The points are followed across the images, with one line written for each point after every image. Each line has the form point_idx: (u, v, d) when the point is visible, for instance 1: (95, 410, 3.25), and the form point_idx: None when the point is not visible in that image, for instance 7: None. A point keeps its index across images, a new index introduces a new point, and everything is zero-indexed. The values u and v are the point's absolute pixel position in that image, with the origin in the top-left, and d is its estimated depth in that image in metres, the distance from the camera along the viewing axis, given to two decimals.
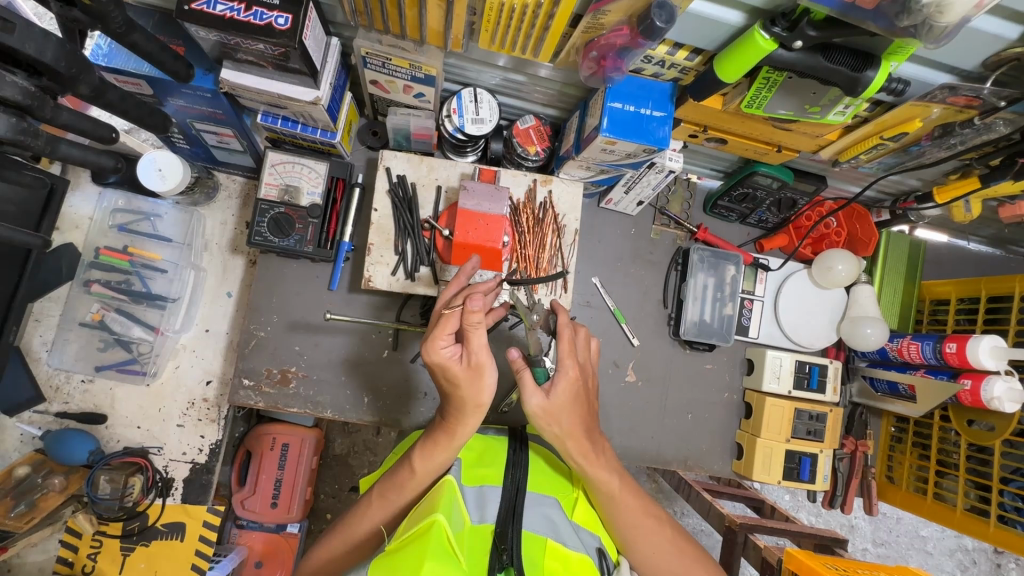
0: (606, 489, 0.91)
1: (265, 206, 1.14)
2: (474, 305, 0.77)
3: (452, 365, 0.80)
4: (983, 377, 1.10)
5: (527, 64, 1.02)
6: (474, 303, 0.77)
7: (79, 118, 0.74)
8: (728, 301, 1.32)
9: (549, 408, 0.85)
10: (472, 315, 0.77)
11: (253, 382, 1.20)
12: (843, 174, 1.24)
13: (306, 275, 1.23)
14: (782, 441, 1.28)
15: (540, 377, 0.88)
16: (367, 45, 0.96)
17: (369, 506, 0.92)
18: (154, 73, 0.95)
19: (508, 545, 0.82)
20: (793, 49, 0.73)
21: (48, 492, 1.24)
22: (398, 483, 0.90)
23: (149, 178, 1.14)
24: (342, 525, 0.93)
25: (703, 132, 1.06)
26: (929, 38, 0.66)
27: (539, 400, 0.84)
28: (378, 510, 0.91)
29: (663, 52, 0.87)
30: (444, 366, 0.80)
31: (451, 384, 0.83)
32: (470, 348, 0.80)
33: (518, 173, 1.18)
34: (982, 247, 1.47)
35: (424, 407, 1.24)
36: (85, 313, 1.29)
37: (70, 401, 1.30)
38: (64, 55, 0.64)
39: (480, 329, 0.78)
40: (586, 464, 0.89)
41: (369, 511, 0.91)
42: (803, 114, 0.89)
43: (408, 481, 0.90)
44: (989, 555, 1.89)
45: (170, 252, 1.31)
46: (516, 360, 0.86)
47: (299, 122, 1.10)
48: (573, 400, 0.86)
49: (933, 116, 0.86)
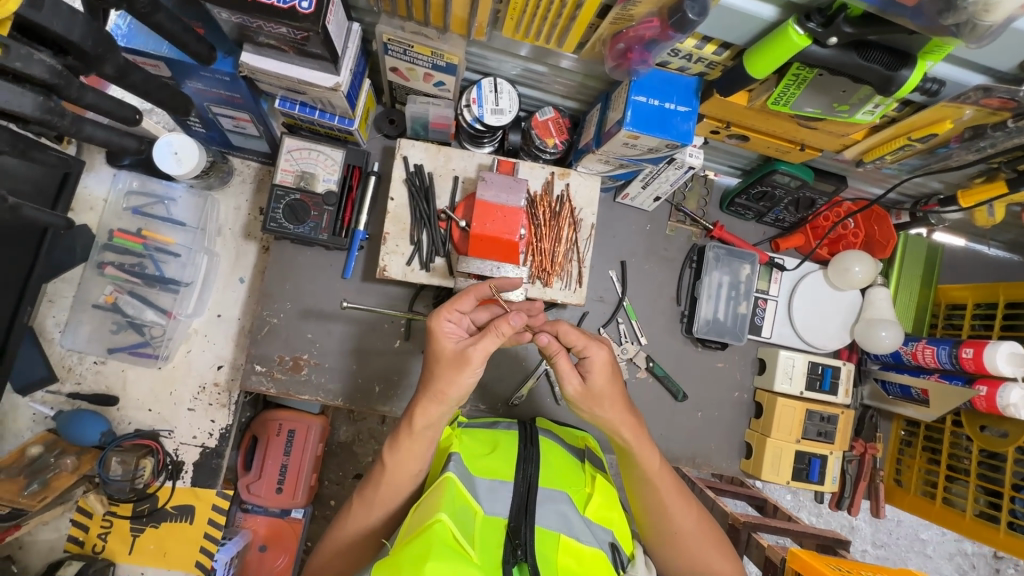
0: (645, 468, 0.94)
1: (281, 193, 1.14)
2: (512, 320, 0.83)
3: (447, 340, 0.87)
4: (999, 384, 1.10)
5: (550, 54, 1.01)
6: (512, 319, 0.83)
7: (103, 100, 0.73)
8: (742, 299, 1.31)
9: (587, 391, 0.90)
10: (505, 324, 0.83)
11: (265, 369, 1.20)
12: (864, 175, 1.22)
13: (320, 263, 1.23)
14: (792, 442, 1.28)
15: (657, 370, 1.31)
16: (390, 32, 0.94)
17: (353, 507, 0.92)
18: (173, 55, 0.94)
19: (522, 541, 0.84)
20: (828, 45, 0.72)
21: (59, 472, 1.24)
22: (386, 483, 0.91)
23: (165, 161, 1.13)
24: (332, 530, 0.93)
25: (725, 128, 1.04)
26: (970, 37, 0.64)
27: (574, 383, 0.90)
28: (387, 494, 0.91)
29: (691, 46, 0.85)
30: (439, 337, 0.87)
31: (433, 357, 0.87)
32: (476, 343, 0.84)
33: (536, 165, 1.17)
34: (999, 252, 1.45)
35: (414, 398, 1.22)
36: (98, 295, 1.29)
37: (82, 381, 1.30)
38: (91, 33, 0.63)
39: (497, 338, 0.83)
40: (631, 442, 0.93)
41: (354, 511, 0.92)
42: (830, 112, 0.87)
43: (386, 474, 0.90)
44: (988, 559, 1.89)
45: (183, 236, 1.31)
46: (549, 344, 0.88)
47: (318, 109, 1.09)
48: (611, 382, 0.90)
49: (964, 117, 0.85)
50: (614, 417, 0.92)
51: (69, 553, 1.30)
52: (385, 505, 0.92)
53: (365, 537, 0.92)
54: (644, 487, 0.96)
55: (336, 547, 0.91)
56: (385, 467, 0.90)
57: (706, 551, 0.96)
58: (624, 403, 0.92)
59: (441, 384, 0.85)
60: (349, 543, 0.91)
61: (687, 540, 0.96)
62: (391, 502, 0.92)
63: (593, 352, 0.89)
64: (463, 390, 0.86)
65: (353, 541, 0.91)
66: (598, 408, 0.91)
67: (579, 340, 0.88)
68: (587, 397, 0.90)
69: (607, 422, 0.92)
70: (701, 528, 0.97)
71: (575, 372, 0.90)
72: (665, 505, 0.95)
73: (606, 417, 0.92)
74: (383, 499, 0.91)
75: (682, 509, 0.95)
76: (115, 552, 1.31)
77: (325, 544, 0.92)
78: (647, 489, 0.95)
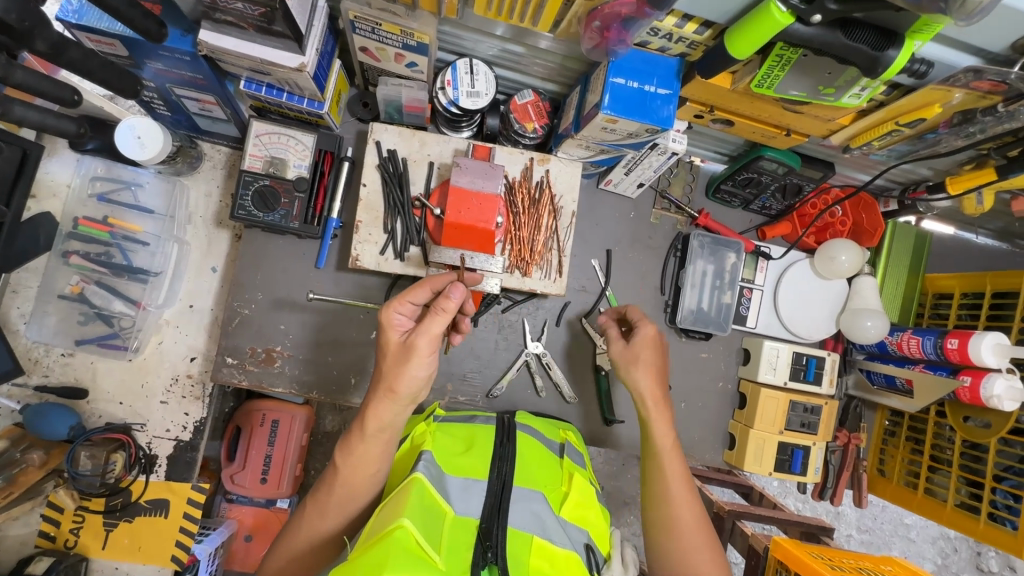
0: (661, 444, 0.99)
1: (249, 178, 1.10)
2: (453, 295, 0.80)
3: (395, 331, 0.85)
4: (983, 374, 1.09)
5: (526, 34, 0.96)
6: (452, 292, 0.80)
7: (40, 79, 0.68)
8: (727, 289, 1.29)
9: (629, 351, 1.03)
10: (445, 302, 0.80)
11: (237, 361, 1.17)
12: (852, 161, 1.19)
13: (293, 251, 1.19)
14: (776, 433, 1.27)
15: None
16: (356, 8, 0.89)
17: (308, 509, 0.88)
18: (128, 33, 0.90)
19: (493, 543, 0.82)
20: (811, 23, 0.68)
21: (26, 467, 1.19)
22: (355, 485, 0.87)
23: (127, 146, 1.09)
24: (295, 526, 0.88)
25: (709, 112, 1.01)
26: (960, 13, 0.60)
27: (620, 346, 1.04)
28: (352, 502, 0.88)
29: (671, 24, 0.81)
30: (388, 330, 0.85)
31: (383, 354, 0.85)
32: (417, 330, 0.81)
33: (514, 151, 1.13)
34: (989, 240, 1.43)
35: None
36: (63, 285, 1.24)
37: (50, 374, 1.27)
38: (17, 6, 0.58)
39: (441, 316, 0.80)
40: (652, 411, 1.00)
41: (310, 511, 0.88)
42: (816, 95, 0.84)
43: (352, 479, 0.87)
44: (971, 544, 1.90)
45: (152, 224, 1.26)
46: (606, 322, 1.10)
47: (285, 91, 1.05)
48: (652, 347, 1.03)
49: (953, 101, 0.82)
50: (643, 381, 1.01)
51: (40, 549, 1.27)
52: (352, 509, 0.88)
53: (323, 541, 0.88)
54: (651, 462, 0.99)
55: (287, 554, 0.87)
56: (339, 469, 0.87)
57: (698, 550, 0.94)
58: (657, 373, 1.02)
59: (390, 379, 0.82)
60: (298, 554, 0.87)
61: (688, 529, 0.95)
62: (355, 501, 0.88)
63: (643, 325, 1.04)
64: (414, 382, 0.82)
65: (311, 545, 0.87)
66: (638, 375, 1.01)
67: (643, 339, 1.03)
68: (626, 357, 1.03)
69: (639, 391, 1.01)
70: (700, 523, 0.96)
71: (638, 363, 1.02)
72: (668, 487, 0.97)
73: (643, 388, 1.01)
74: (344, 500, 0.87)
75: (685, 496, 0.96)
76: (89, 547, 1.29)
77: (280, 548, 0.88)
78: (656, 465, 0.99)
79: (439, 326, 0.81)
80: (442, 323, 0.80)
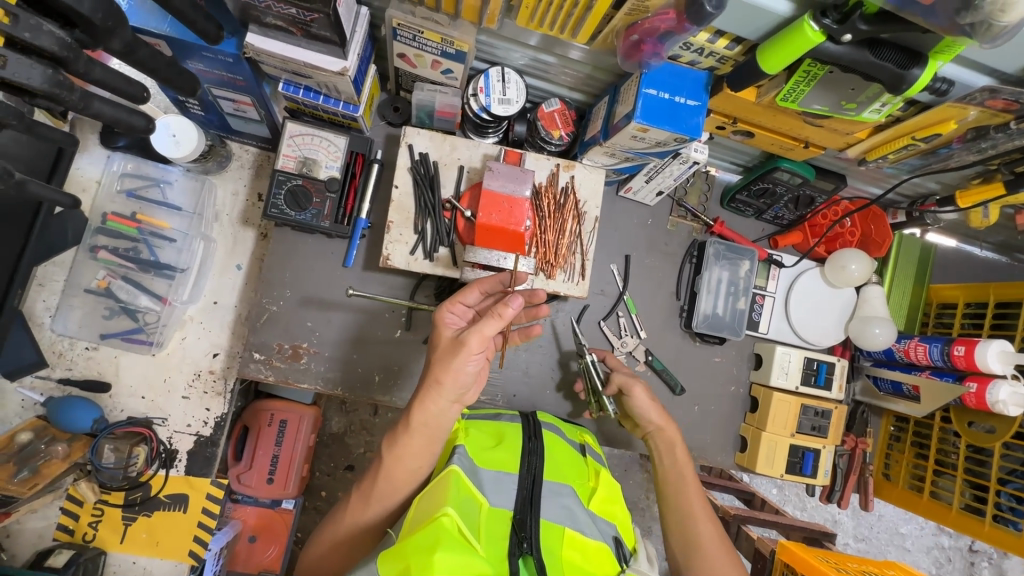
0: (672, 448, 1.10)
1: (282, 178, 1.12)
2: (512, 304, 0.82)
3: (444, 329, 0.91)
4: (989, 381, 1.13)
5: (559, 45, 1.00)
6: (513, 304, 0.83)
7: (110, 75, 0.70)
8: (741, 295, 1.33)
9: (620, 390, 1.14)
10: (504, 309, 0.82)
11: (264, 357, 1.18)
12: (864, 174, 1.24)
13: (321, 251, 1.22)
14: (787, 436, 1.30)
15: (656, 364, 1.32)
16: (400, 16, 0.93)
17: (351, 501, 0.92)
18: (176, 34, 0.93)
19: (528, 534, 0.83)
20: (842, 42, 0.72)
21: (51, 458, 1.21)
22: (392, 478, 0.90)
23: (162, 144, 1.11)
24: (338, 515, 0.92)
25: (732, 124, 1.05)
26: (985, 37, 0.65)
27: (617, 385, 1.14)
28: (383, 500, 0.91)
29: (703, 40, 0.86)
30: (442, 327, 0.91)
31: (438, 349, 0.88)
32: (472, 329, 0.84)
33: (541, 157, 1.17)
34: (988, 253, 1.49)
35: (409, 391, 1.22)
36: (90, 279, 1.26)
37: (73, 367, 1.28)
38: (102, 6, 0.61)
39: (495, 320, 0.82)
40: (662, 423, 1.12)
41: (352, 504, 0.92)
42: (838, 110, 0.88)
43: (388, 475, 0.89)
44: (964, 553, 1.94)
45: (179, 221, 1.29)
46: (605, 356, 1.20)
47: (322, 94, 1.08)
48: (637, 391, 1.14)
49: (968, 118, 0.86)
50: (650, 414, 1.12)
51: (58, 542, 1.27)
52: (385, 503, 0.91)
53: (364, 534, 0.91)
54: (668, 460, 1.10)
55: (326, 545, 0.90)
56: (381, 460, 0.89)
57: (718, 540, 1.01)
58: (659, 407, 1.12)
59: (437, 372, 0.85)
60: (336, 544, 0.90)
61: (696, 520, 1.03)
62: (393, 495, 0.91)
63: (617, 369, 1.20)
64: (460, 380, 0.85)
65: (349, 534, 0.91)
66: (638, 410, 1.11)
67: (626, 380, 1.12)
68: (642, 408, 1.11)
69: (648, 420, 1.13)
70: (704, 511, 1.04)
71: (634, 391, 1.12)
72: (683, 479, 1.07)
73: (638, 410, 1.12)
74: (382, 498, 0.90)
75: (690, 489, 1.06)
76: (107, 541, 1.29)
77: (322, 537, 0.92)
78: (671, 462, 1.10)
79: (490, 331, 0.83)
80: (495, 326, 0.83)
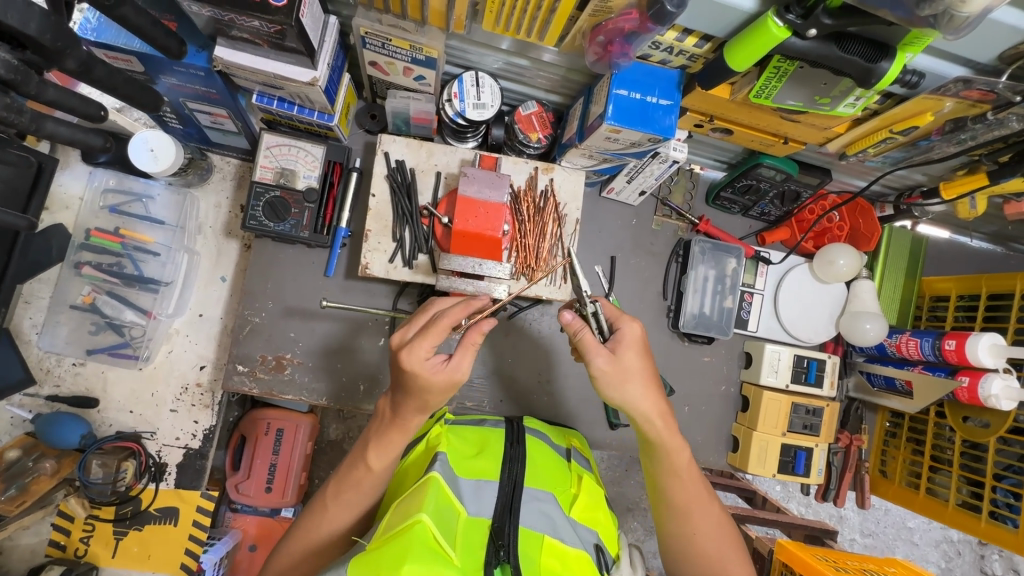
0: (662, 438, 0.89)
1: (260, 189, 1.12)
2: (485, 328, 0.82)
3: (427, 373, 0.80)
4: (981, 374, 1.11)
5: (530, 48, 0.99)
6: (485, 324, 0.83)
7: (66, 95, 0.70)
8: (727, 293, 1.32)
9: (616, 366, 0.86)
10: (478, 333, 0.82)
11: (247, 369, 1.18)
12: (849, 168, 1.22)
13: (302, 260, 1.21)
14: (778, 435, 1.29)
15: None
16: (367, 24, 0.92)
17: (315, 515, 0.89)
18: (144, 49, 0.92)
19: (505, 542, 0.83)
20: (807, 37, 0.71)
21: (39, 475, 1.22)
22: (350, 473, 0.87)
23: (140, 158, 1.11)
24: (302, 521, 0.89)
25: (709, 122, 1.04)
26: (948, 28, 0.64)
27: (603, 359, 0.85)
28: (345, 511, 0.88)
29: (672, 38, 0.85)
30: (418, 373, 0.79)
31: (422, 391, 0.81)
32: (456, 362, 0.81)
33: (519, 160, 1.16)
34: (983, 243, 1.46)
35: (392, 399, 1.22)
36: (76, 295, 1.26)
37: (61, 383, 1.28)
38: (50, 27, 0.61)
39: (473, 349, 0.82)
40: (663, 433, 0.89)
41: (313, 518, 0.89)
42: (812, 105, 0.87)
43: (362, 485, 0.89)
44: (973, 546, 1.91)
45: (163, 235, 1.28)
46: (571, 322, 0.89)
47: (296, 104, 1.07)
48: (640, 356, 0.88)
49: (944, 110, 0.85)
50: (642, 402, 0.87)
51: (51, 558, 1.28)
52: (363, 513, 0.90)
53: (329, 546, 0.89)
54: (656, 455, 0.91)
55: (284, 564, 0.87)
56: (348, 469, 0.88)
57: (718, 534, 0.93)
58: (654, 387, 0.89)
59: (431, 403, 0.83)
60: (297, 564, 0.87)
61: (706, 522, 0.92)
62: (363, 502, 0.88)
63: (625, 326, 0.90)
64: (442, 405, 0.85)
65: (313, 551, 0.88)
66: (632, 398, 0.86)
67: (613, 313, 0.92)
68: (615, 373, 0.85)
69: (635, 408, 0.87)
70: (723, 536, 0.93)
71: (601, 348, 0.86)
72: (678, 471, 0.92)
73: (633, 398, 0.86)
74: (355, 500, 0.88)
75: (705, 507, 0.93)
76: (98, 556, 1.30)
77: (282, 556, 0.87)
78: (665, 455, 0.90)
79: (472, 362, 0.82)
80: (471, 357, 0.82)
